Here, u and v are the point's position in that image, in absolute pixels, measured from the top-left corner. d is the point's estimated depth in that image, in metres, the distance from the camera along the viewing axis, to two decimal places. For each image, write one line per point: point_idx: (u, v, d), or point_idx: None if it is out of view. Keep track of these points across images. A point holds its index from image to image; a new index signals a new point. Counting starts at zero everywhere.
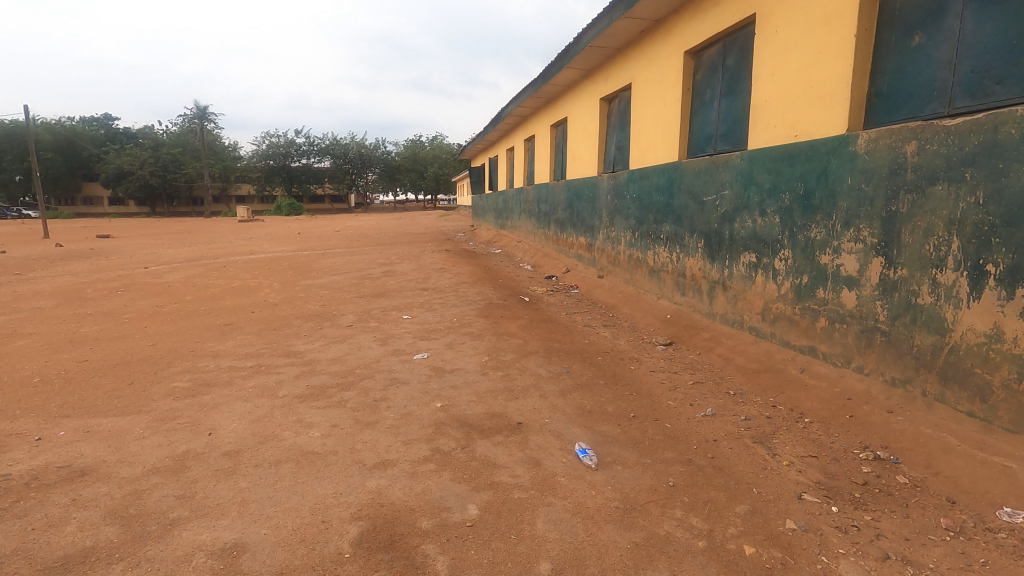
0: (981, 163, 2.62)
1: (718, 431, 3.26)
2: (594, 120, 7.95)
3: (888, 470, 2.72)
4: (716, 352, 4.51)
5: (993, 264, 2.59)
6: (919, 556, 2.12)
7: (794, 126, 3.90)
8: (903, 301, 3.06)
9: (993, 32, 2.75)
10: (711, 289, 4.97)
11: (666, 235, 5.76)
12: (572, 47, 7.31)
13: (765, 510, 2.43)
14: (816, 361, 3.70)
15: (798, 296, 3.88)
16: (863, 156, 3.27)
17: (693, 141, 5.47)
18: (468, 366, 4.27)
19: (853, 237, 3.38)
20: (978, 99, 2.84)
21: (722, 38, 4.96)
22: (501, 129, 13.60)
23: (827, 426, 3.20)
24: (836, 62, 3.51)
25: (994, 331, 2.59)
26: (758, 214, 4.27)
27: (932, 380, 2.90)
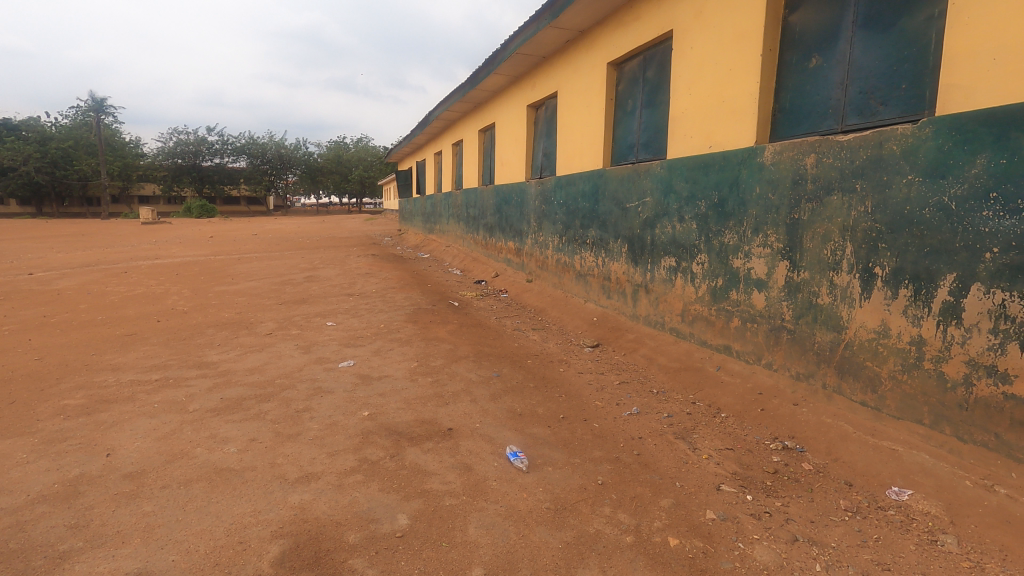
0: (868, 175, 2.88)
1: (643, 428, 3.37)
2: (522, 126, 8.03)
3: (795, 458, 2.93)
4: (640, 353, 4.69)
5: (879, 266, 2.86)
6: (823, 536, 2.30)
7: (708, 137, 4.14)
8: (806, 301, 3.31)
9: (879, 58, 3.04)
10: (634, 292, 5.16)
11: (591, 240, 5.93)
12: (500, 53, 7.35)
13: (687, 503, 2.54)
14: (730, 358, 3.93)
15: (714, 297, 4.10)
16: (770, 167, 3.52)
17: (617, 150, 5.67)
18: (396, 372, 4.16)
19: (762, 242, 3.62)
20: (866, 118, 3.12)
21: (643, 52, 5.18)
22: (428, 132, 13.45)
23: (741, 420, 3.40)
24: (747, 79, 3.76)
25: (882, 328, 2.86)
26: (677, 220, 4.48)
27: (831, 374, 3.16)
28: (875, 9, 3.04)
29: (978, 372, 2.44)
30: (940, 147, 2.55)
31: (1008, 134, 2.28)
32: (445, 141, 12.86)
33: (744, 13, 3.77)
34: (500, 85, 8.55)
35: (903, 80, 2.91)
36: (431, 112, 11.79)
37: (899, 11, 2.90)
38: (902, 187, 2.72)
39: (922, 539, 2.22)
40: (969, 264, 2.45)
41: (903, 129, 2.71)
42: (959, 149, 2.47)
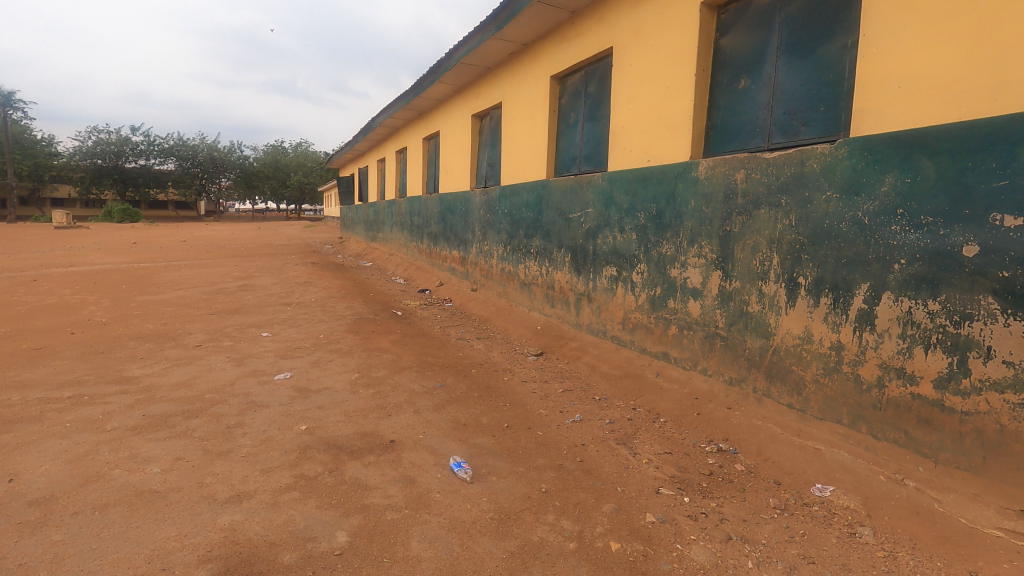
0: (792, 191, 3.08)
1: (586, 435, 3.43)
2: (466, 135, 8.04)
3: (729, 460, 3.06)
4: (583, 360, 4.78)
5: (803, 276, 3.05)
6: (754, 534, 2.40)
7: (647, 151, 4.30)
8: (737, 309, 3.48)
9: (800, 81, 3.25)
10: (577, 300, 5.26)
11: (535, 250, 6.00)
12: (444, 62, 7.35)
13: (629, 507, 2.59)
14: (669, 365, 4.07)
15: (653, 306, 4.24)
16: (704, 181, 3.69)
17: (560, 161, 5.77)
18: (336, 384, 4.04)
19: (697, 253, 3.78)
20: (790, 137, 3.33)
21: (584, 66, 5.32)
22: (371, 139, 13.22)
23: (679, 424, 3.52)
24: (682, 96, 3.93)
25: (805, 334, 3.04)
26: (617, 231, 4.61)
27: (761, 378, 3.33)
28: (796, 37, 3.26)
29: (890, 375, 2.64)
30: (854, 166, 2.75)
31: (912, 156, 2.50)
32: (388, 148, 12.68)
33: (678, 34, 3.94)
34: (445, 94, 8.54)
35: (821, 103, 3.12)
36: (374, 118, 11.60)
37: (817, 39, 3.12)
38: (821, 202, 2.91)
39: (842, 532, 2.37)
40: (880, 275, 2.66)
41: (822, 149, 2.92)
42: (871, 168, 2.68)
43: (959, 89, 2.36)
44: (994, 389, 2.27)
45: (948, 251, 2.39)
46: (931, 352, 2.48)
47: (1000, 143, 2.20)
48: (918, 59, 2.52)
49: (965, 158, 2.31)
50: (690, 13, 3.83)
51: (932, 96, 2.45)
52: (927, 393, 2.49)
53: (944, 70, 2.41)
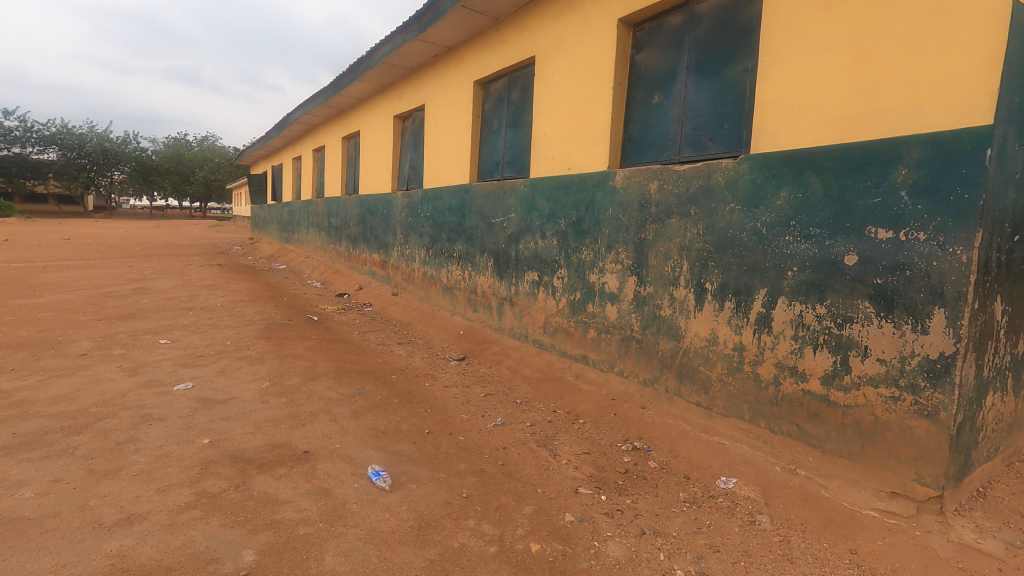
0: (700, 202, 3.28)
1: (507, 438, 3.44)
2: (388, 136, 7.88)
3: (643, 457, 3.20)
4: (505, 364, 4.81)
5: (709, 282, 3.25)
6: (666, 527, 2.52)
7: (567, 160, 4.41)
8: (651, 313, 3.65)
9: (706, 99, 3.46)
10: (499, 305, 5.29)
11: (458, 254, 5.98)
12: (366, 60, 7.17)
13: (548, 508, 2.63)
14: (587, 367, 4.19)
15: (572, 310, 4.35)
16: (620, 191, 3.85)
17: (483, 166, 5.80)
18: (244, 394, 3.79)
19: (614, 259, 3.93)
20: (697, 151, 3.51)
21: (507, 74, 5.38)
22: (286, 136, 12.63)
23: (597, 425, 3.63)
24: (601, 108, 4.08)
25: (712, 336, 3.24)
26: (539, 237, 4.69)
27: (672, 378, 3.51)
28: (704, 57, 3.47)
29: (784, 373, 2.87)
30: (753, 181, 2.98)
31: (803, 173, 2.74)
32: (304, 146, 12.15)
33: (597, 48, 4.09)
34: (366, 92, 8.32)
35: (724, 120, 3.34)
36: (289, 114, 11.07)
37: (722, 61, 3.35)
38: (725, 213, 3.13)
39: (744, 520, 2.54)
40: (776, 281, 2.89)
41: (726, 163, 3.13)
42: (768, 183, 2.91)
43: (841, 114, 2.61)
44: (869, 384, 2.53)
45: (832, 260, 2.64)
46: (818, 352, 2.72)
47: (875, 164, 2.46)
48: (808, 85, 2.77)
49: (847, 176, 2.56)
50: (608, 28, 3.98)
51: (819, 119, 2.70)
52: (815, 389, 2.73)
53: (830, 96, 2.67)
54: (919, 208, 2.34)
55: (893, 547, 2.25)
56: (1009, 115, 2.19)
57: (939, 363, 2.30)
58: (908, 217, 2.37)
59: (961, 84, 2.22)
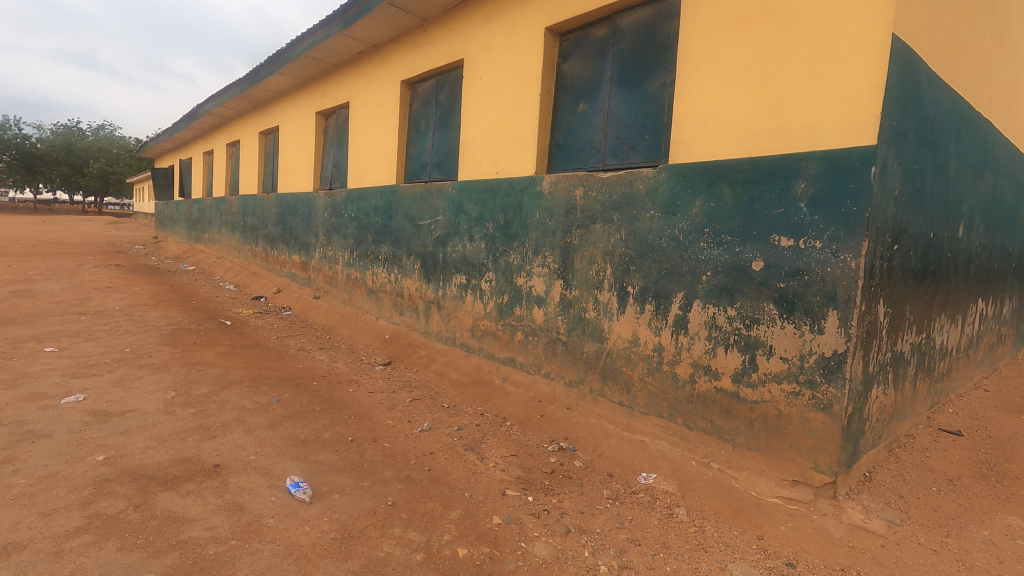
0: (622, 209, 3.40)
1: (434, 443, 3.40)
2: (310, 133, 7.57)
3: (568, 457, 3.26)
4: (432, 368, 4.75)
5: (631, 286, 3.37)
6: (591, 524, 2.59)
7: (495, 164, 4.43)
8: (576, 316, 3.74)
9: (628, 110, 3.60)
10: (426, 308, 5.23)
11: (384, 256, 5.85)
12: (286, 52, 6.85)
13: (476, 511, 2.62)
14: (515, 370, 4.23)
15: (500, 313, 4.37)
16: (547, 196, 3.93)
17: (409, 168, 5.71)
18: (146, 405, 3.49)
19: (541, 262, 3.99)
20: (620, 159, 3.64)
21: (435, 75, 5.33)
22: (196, 128, 11.81)
23: (524, 427, 3.67)
24: (528, 114, 4.14)
25: (633, 338, 3.37)
26: (467, 240, 4.68)
27: (596, 380, 3.61)
28: (626, 70, 3.61)
29: (699, 372, 3.04)
30: (671, 189, 3.13)
31: (716, 184, 2.92)
32: (217, 140, 11.42)
33: (525, 54, 4.14)
34: (285, 86, 7.95)
35: (645, 131, 3.49)
36: (200, 104, 10.37)
37: (643, 75, 3.50)
38: (646, 220, 3.27)
39: (662, 513, 2.66)
40: (692, 285, 3.05)
41: (646, 172, 3.27)
42: (684, 192, 3.07)
43: (750, 129, 2.80)
44: (774, 381, 2.73)
45: (742, 265, 2.83)
46: (730, 352, 2.90)
47: (778, 177, 2.67)
48: (720, 100, 2.94)
49: (755, 187, 2.76)
50: (536, 36, 4.05)
51: (730, 133, 2.88)
52: (727, 386, 2.91)
53: (739, 112, 2.85)
54: (815, 218, 2.55)
55: (794, 531, 2.44)
56: (889, 137, 2.44)
57: (833, 360, 2.52)
58: (807, 227, 2.58)
59: (852, 107, 2.44)
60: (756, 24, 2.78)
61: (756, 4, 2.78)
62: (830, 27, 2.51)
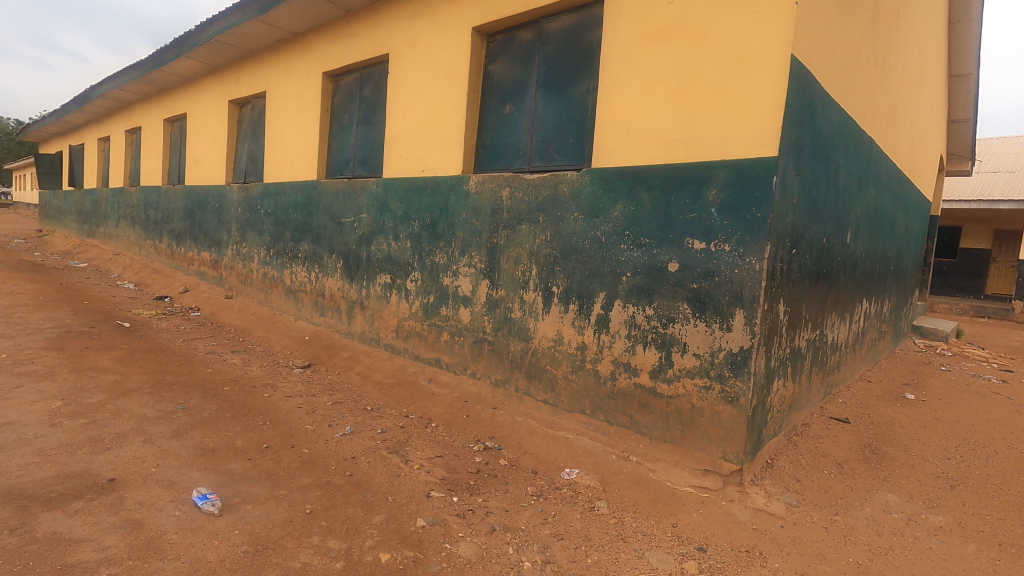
0: (547, 210, 3.46)
1: (356, 447, 3.30)
2: (222, 122, 7.12)
3: (494, 456, 3.28)
4: (354, 370, 4.61)
5: (555, 286, 3.44)
6: (515, 521, 2.61)
7: (421, 162, 4.37)
8: (502, 315, 3.76)
9: (553, 114, 3.67)
10: (349, 308, 5.07)
11: (303, 254, 5.61)
12: (195, 35, 6.40)
13: (399, 514, 2.57)
14: (441, 370, 4.21)
15: (426, 313, 4.32)
16: (473, 196, 3.93)
17: (331, 163, 5.51)
18: (26, 417, 3.14)
19: (467, 262, 3.99)
20: (545, 161, 3.70)
21: (359, 69, 5.18)
22: (89, 112, 10.76)
23: (450, 427, 3.64)
24: (455, 113, 4.12)
25: (557, 337, 3.44)
26: (392, 238, 4.59)
27: (521, 379, 3.65)
28: (552, 74, 3.68)
29: (619, 369, 3.15)
30: (594, 193, 3.23)
31: (635, 189, 3.04)
32: (114, 125, 10.46)
33: (452, 53, 4.12)
34: (195, 71, 7.43)
35: (569, 135, 3.57)
36: (94, 86, 9.47)
37: (568, 80, 3.58)
38: (570, 221, 3.35)
39: (584, 507, 2.73)
40: (613, 285, 3.16)
41: (570, 175, 3.35)
42: (606, 195, 3.17)
43: (666, 137, 2.94)
44: (687, 376, 2.88)
45: (659, 266, 2.96)
46: (648, 349, 3.03)
47: (692, 184, 2.82)
48: (639, 108, 3.07)
49: (670, 193, 2.91)
50: (463, 35, 4.04)
51: (648, 141, 3.01)
52: (645, 382, 3.04)
53: (657, 120, 2.99)
54: (725, 222, 2.72)
55: (705, 517, 2.59)
56: (789, 149, 2.65)
57: (740, 355, 2.69)
58: (716, 231, 2.75)
59: (757, 120, 2.63)
60: (672, 37, 2.92)
61: (672, 18, 2.92)
62: (738, 45, 2.68)
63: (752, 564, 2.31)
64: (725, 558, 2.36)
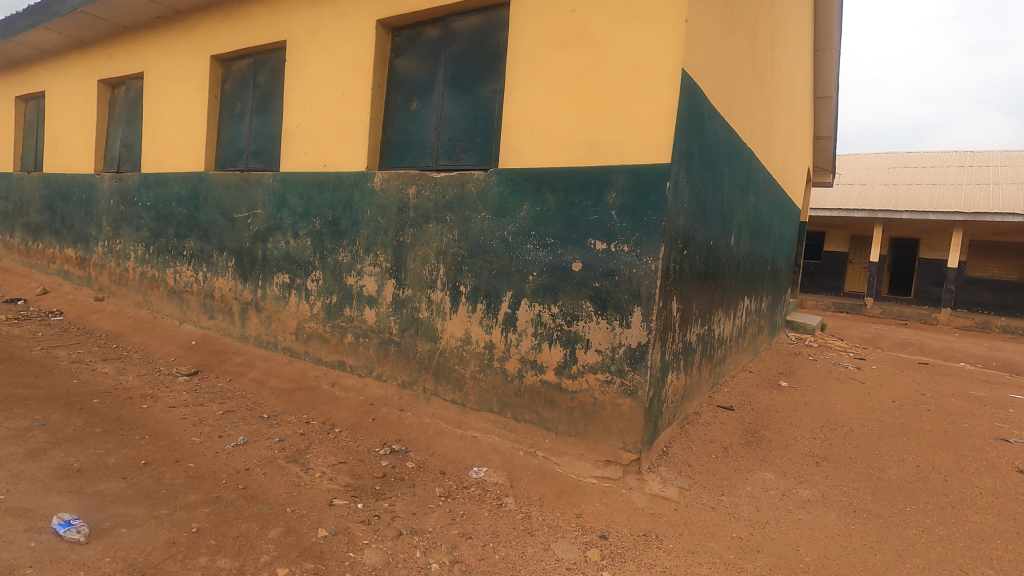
0: (455, 209, 3.45)
1: (250, 458, 3.08)
2: (90, 103, 6.36)
3: (401, 459, 3.20)
4: (249, 376, 4.31)
5: (463, 285, 3.44)
6: (422, 523, 2.57)
7: (323, 157, 4.18)
8: (409, 315, 3.70)
9: (460, 113, 3.66)
10: (242, 310, 4.75)
11: (189, 252, 5.17)
12: (56, 3, 5.67)
13: (298, 526, 2.44)
14: (344, 374, 4.06)
15: (328, 314, 4.14)
16: (379, 193, 3.83)
17: (221, 154, 5.11)
18: None
19: (372, 261, 3.87)
20: (452, 160, 3.68)
21: (253, 54, 4.86)
22: None
23: (354, 432, 3.51)
24: (359, 107, 3.98)
25: (465, 336, 3.44)
26: (290, 236, 4.36)
27: (429, 379, 3.62)
28: (458, 73, 3.67)
29: (526, 366, 3.21)
30: (501, 193, 3.26)
31: (540, 190, 3.12)
32: None
33: (355, 44, 3.98)
34: (55, 45, 6.58)
35: (476, 135, 3.58)
36: None
37: (475, 80, 3.59)
38: (478, 221, 3.36)
39: (492, 504, 2.76)
40: (520, 284, 3.21)
41: (477, 175, 3.36)
42: (513, 196, 3.22)
43: (570, 140, 3.04)
44: (590, 371, 3.00)
45: (564, 266, 3.06)
46: (553, 347, 3.11)
47: (594, 187, 2.94)
48: (544, 111, 3.14)
49: (574, 195, 3.01)
50: (366, 26, 3.91)
51: (553, 144, 3.09)
52: (551, 378, 3.12)
53: (561, 124, 3.07)
54: (624, 224, 2.86)
55: (607, 505, 2.71)
56: (680, 157, 2.84)
57: (638, 350, 2.85)
58: (617, 232, 2.88)
59: (652, 128, 2.79)
60: (574, 43, 3.02)
61: (574, 25, 3.02)
62: (635, 56, 2.83)
63: (650, 547, 2.45)
64: (625, 542, 2.48)
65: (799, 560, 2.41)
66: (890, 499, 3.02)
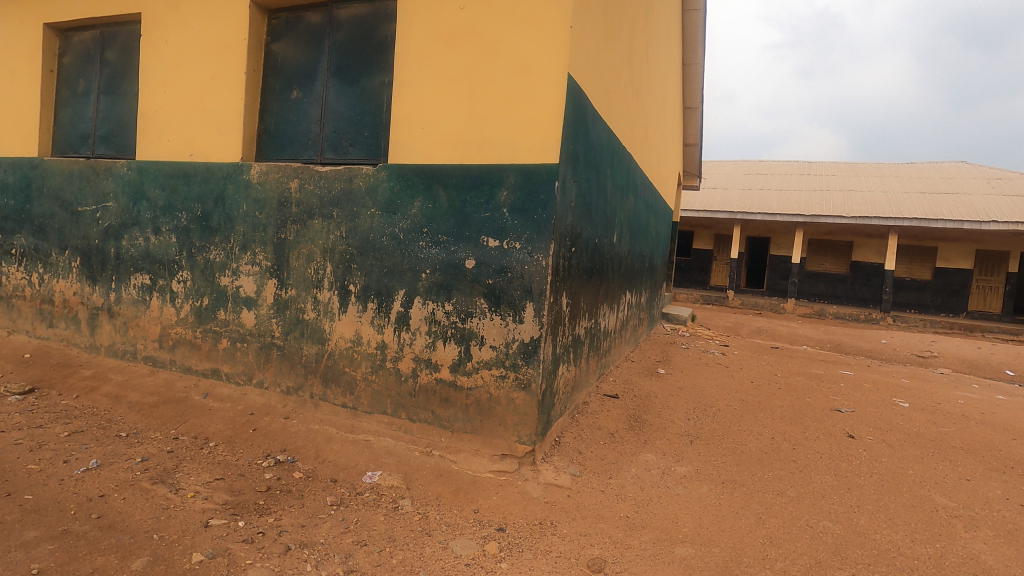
0: (342, 205, 3.30)
1: (106, 483, 2.72)
2: None
3: (286, 469, 3.00)
4: (102, 390, 3.80)
5: (352, 284, 3.30)
6: (313, 535, 2.43)
7: (189, 145, 3.79)
8: (293, 317, 3.48)
9: (346, 104, 3.50)
10: (91, 317, 4.17)
11: (20, 251, 4.43)
12: None
13: (166, 554, 2.19)
14: (219, 382, 3.74)
15: (198, 318, 3.78)
16: (256, 186, 3.55)
17: (60, 138, 4.45)
18: None
19: (250, 260, 3.59)
20: (338, 154, 3.51)
21: (100, 26, 4.28)
22: None
23: (231, 444, 3.23)
24: (230, 93, 3.66)
25: (356, 337, 3.30)
26: (150, 232, 3.90)
27: (317, 384, 3.43)
28: (343, 62, 3.51)
29: (421, 365, 3.16)
30: (391, 189, 3.18)
31: (432, 187, 3.08)
32: None
33: (226, 24, 3.65)
34: None
35: (364, 128, 3.45)
36: None
37: (360, 71, 3.46)
38: (366, 218, 3.24)
39: (388, 508, 2.68)
40: (412, 283, 3.15)
41: (366, 170, 3.24)
42: (404, 192, 3.15)
43: (460, 137, 3.03)
44: (485, 368, 3.02)
45: (456, 264, 3.05)
46: (447, 344, 3.09)
47: (487, 184, 2.97)
48: (435, 108, 3.10)
49: (466, 192, 3.01)
50: (239, 4, 3.60)
51: (444, 141, 3.07)
52: (445, 376, 3.10)
53: (452, 121, 3.06)
54: (515, 222, 2.92)
55: (504, 498, 2.75)
56: (567, 157, 2.96)
57: (531, 344, 2.92)
58: (509, 230, 2.94)
59: (541, 128, 2.87)
60: (464, 41, 3.02)
61: (464, 22, 3.02)
62: (523, 58, 2.89)
63: (545, 534, 2.53)
64: (522, 533, 2.53)
65: (679, 532, 2.62)
66: (751, 468, 3.40)
